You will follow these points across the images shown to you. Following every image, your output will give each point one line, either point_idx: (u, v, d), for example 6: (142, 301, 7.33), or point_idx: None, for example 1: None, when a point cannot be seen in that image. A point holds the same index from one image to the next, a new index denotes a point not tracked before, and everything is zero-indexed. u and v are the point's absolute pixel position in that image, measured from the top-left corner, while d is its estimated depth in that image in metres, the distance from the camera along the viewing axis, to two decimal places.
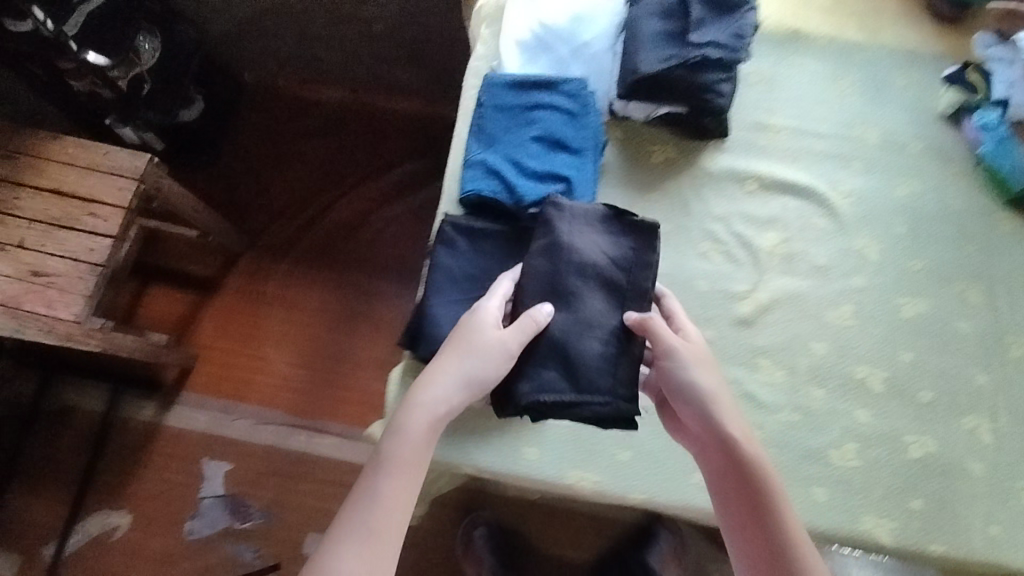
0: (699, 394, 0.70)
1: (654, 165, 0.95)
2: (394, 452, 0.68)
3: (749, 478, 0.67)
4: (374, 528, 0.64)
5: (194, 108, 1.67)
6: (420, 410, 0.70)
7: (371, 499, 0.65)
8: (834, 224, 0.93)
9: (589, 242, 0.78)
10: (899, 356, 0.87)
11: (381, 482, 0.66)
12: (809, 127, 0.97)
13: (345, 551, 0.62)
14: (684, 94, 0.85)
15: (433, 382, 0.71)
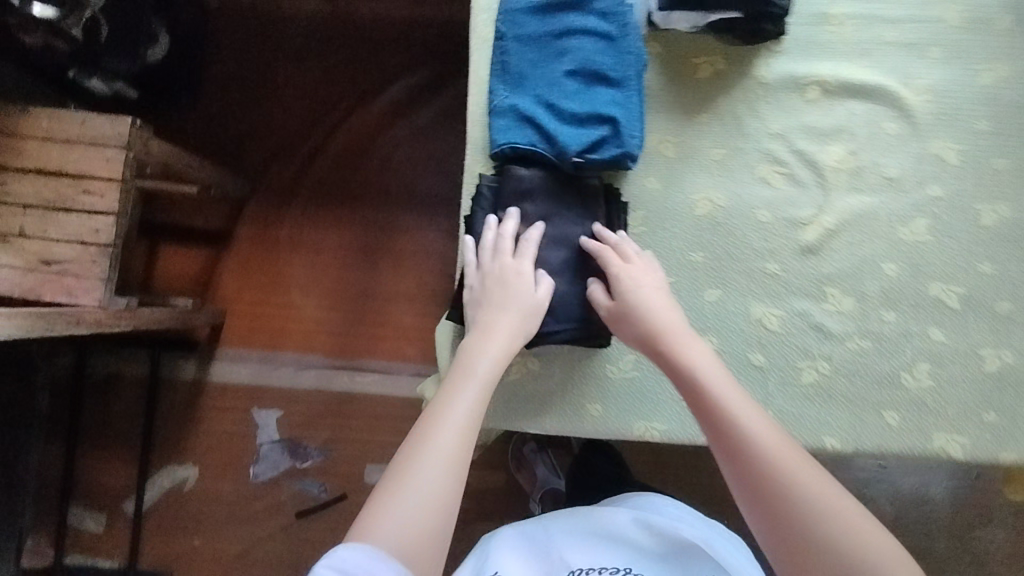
0: (630, 315, 0.71)
1: (700, 81, 0.84)
2: (486, 369, 0.66)
3: (697, 390, 0.64)
4: (470, 429, 0.61)
5: (160, 45, 1.47)
6: (499, 341, 0.69)
7: (467, 403, 0.63)
8: (907, 127, 0.83)
9: (544, 199, 0.75)
10: (976, 268, 0.80)
11: (475, 390, 0.64)
12: (876, 13, 0.84)
13: (449, 441, 0.59)
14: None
15: (504, 321, 0.70)
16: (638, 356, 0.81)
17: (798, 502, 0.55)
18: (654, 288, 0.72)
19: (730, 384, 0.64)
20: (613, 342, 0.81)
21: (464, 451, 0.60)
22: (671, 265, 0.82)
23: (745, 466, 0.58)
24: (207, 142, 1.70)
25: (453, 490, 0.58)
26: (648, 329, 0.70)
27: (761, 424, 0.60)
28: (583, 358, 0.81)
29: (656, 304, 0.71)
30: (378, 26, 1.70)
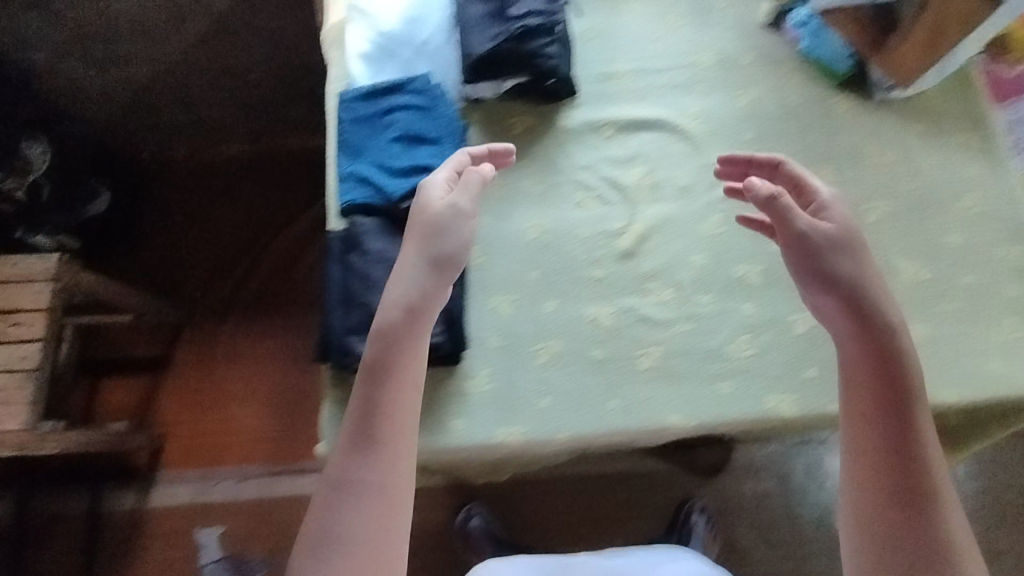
0: (845, 279, 0.74)
1: (516, 135, 1.01)
2: (375, 362, 0.73)
3: (907, 378, 0.70)
4: (383, 446, 0.70)
5: (100, 200, 1.64)
6: (391, 307, 0.74)
7: (368, 417, 0.71)
8: (689, 146, 0.99)
9: (383, 239, 0.87)
10: (770, 248, 0.93)
11: (378, 398, 0.72)
12: (647, 66, 1.04)
13: (360, 471, 0.69)
14: (518, 60, 0.92)
15: (410, 275, 0.76)
16: (492, 369, 0.90)
17: (941, 526, 0.65)
18: (871, 263, 0.75)
19: (921, 391, 0.71)
20: (468, 360, 0.90)
21: (383, 474, 0.69)
22: (512, 285, 0.94)
23: (918, 469, 0.67)
24: (146, 276, 1.83)
25: (374, 515, 0.68)
26: (869, 311, 0.73)
27: (931, 438, 0.69)
28: (443, 378, 0.89)
29: (879, 289, 0.73)
30: (297, 158, 1.93)
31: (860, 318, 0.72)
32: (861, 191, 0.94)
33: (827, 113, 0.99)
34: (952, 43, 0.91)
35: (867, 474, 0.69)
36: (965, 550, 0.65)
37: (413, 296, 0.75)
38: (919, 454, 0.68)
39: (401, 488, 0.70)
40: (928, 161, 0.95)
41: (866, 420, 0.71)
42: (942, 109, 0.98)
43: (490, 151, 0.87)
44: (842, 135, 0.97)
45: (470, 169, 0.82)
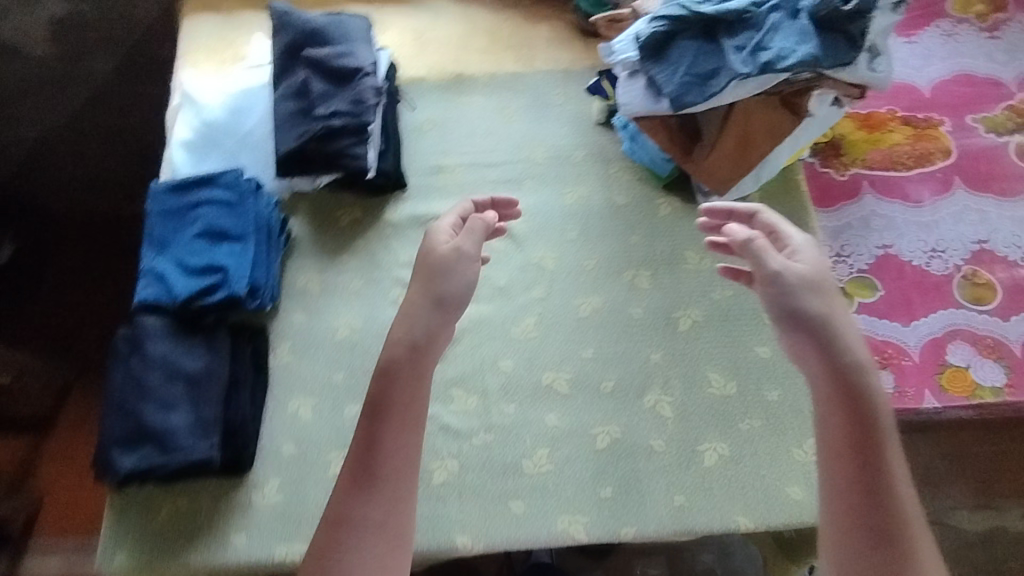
0: (814, 320, 0.71)
1: (341, 227, 1.00)
2: (379, 399, 0.69)
3: (871, 421, 0.66)
4: (388, 486, 0.66)
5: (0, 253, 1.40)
6: (395, 346, 0.71)
7: (371, 456, 0.67)
8: (511, 244, 0.98)
9: (166, 342, 0.83)
10: (581, 354, 0.90)
11: (382, 436, 0.68)
12: (480, 160, 1.04)
13: (362, 512, 0.64)
14: (322, 160, 0.90)
15: (414, 310, 0.73)
16: (282, 480, 0.84)
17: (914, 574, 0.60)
18: (840, 305, 0.72)
19: (896, 446, 0.66)
20: (258, 468, 0.85)
21: (387, 513, 0.65)
22: (314, 388, 0.89)
23: (886, 519, 0.62)
24: (61, 361, 1.48)
25: (378, 560, 0.63)
26: (836, 357, 0.69)
27: (908, 492, 0.64)
28: (229, 488, 0.84)
29: (847, 330, 0.69)
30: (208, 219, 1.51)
31: (830, 364, 0.69)
32: (674, 297, 0.93)
33: (650, 216, 0.99)
34: (760, 153, 0.92)
35: (834, 518, 0.64)
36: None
37: (419, 332, 0.71)
38: (887, 500, 0.63)
39: (403, 534, 0.65)
40: None
41: (830, 464, 0.66)
42: None
43: (494, 201, 0.85)
44: (663, 240, 0.98)
45: (475, 217, 0.79)
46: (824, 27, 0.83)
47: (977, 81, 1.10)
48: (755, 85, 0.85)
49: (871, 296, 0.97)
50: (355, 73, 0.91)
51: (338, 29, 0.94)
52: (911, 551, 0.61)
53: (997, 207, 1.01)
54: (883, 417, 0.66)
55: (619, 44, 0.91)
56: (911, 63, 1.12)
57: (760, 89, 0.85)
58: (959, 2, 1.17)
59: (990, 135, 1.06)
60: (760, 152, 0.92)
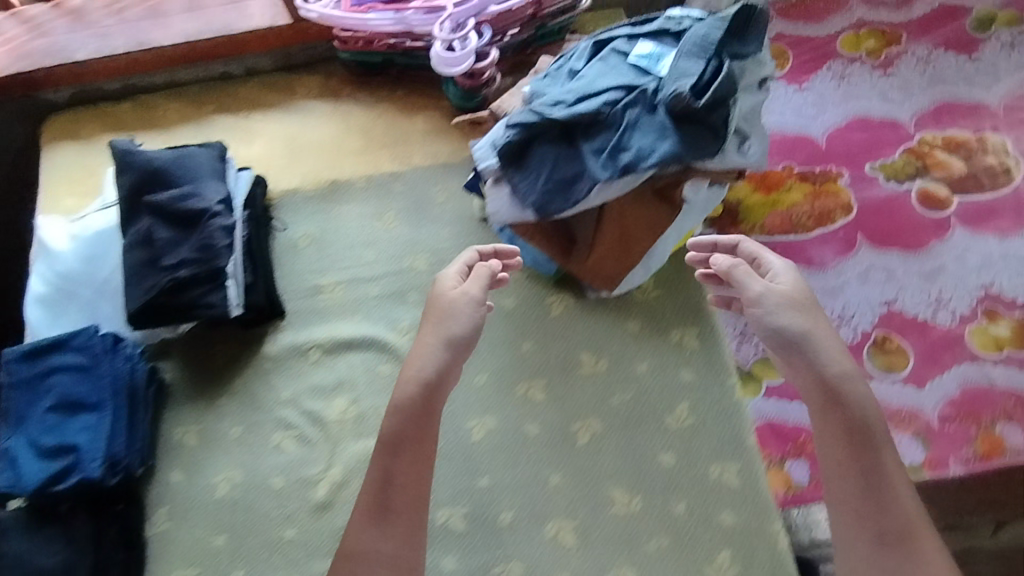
0: (796, 339, 0.72)
1: (218, 367, 0.94)
2: (398, 432, 0.72)
3: (862, 429, 0.69)
4: (404, 516, 0.70)
5: None
6: (410, 384, 0.73)
7: (387, 488, 0.71)
8: (398, 367, 0.93)
9: (23, 540, 0.79)
10: (476, 485, 0.85)
11: (395, 471, 0.72)
12: (360, 275, 0.98)
13: (375, 544, 0.69)
14: (176, 312, 0.84)
15: (422, 349, 0.75)
16: None
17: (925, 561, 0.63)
18: (822, 321, 0.73)
19: (892, 450, 0.69)
20: None
21: (399, 546, 0.69)
22: (195, 557, 0.84)
23: (890, 517, 0.66)
24: None
25: None
26: (822, 372, 0.71)
27: (908, 486, 0.68)
28: None
29: (826, 345, 0.72)
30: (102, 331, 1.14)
31: (819, 385, 0.71)
32: (571, 408, 0.89)
33: (543, 318, 0.94)
34: (643, 245, 0.87)
35: (841, 522, 0.68)
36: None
37: (429, 370, 0.74)
38: (888, 502, 0.66)
39: (414, 558, 0.69)
40: (641, 368, 0.90)
41: (831, 475, 0.70)
42: (658, 303, 0.93)
43: (496, 251, 0.83)
44: (556, 344, 0.92)
45: (480, 265, 0.80)
46: (685, 117, 0.77)
47: (873, 124, 1.06)
48: (624, 184, 0.79)
49: (779, 377, 0.92)
50: (200, 214, 0.84)
51: (183, 166, 0.87)
52: (918, 543, 0.64)
53: (902, 262, 0.96)
54: (875, 422, 0.69)
55: (480, 151, 0.84)
56: (804, 113, 1.07)
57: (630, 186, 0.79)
58: (849, 40, 1.12)
59: (890, 183, 1.01)
60: (641, 246, 0.87)
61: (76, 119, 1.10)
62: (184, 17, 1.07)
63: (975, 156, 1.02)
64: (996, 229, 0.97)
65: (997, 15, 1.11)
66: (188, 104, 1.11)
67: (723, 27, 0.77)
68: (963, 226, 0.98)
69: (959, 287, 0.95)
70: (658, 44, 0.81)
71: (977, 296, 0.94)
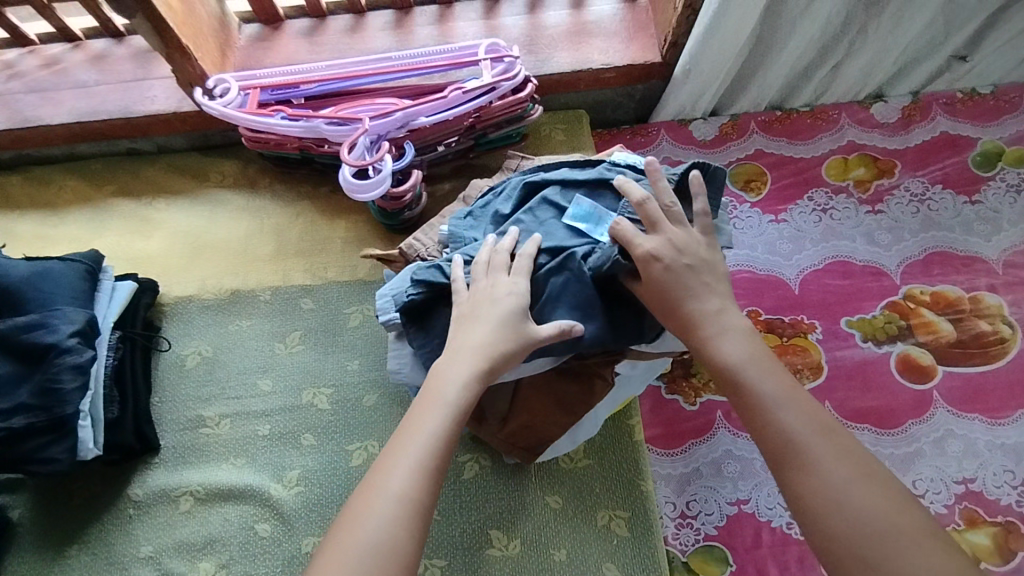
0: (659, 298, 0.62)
1: (73, 508, 0.81)
2: (461, 402, 0.60)
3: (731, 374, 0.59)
4: (437, 474, 0.57)
5: None
6: (472, 359, 0.61)
7: (431, 443, 0.58)
8: (279, 527, 0.79)
9: None
10: None
11: (441, 422, 0.59)
12: (251, 408, 0.85)
13: (399, 480, 0.55)
14: (8, 464, 0.71)
15: (479, 334, 0.62)
16: None
17: (817, 479, 0.53)
18: (688, 265, 0.63)
19: (767, 380, 0.58)
20: None
21: (422, 498, 0.55)
22: None
23: (783, 445, 0.55)
24: None
25: (402, 541, 0.53)
26: (687, 323, 0.62)
27: (792, 408, 0.57)
28: None
29: (690, 288, 0.62)
30: None
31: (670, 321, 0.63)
32: None
33: (451, 481, 0.81)
34: (561, 425, 0.74)
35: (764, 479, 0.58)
36: (893, 545, 0.49)
37: (491, 360, 0.61)
38: (776, 434, 0.56)
39: (429, 512, 0.56)
40: (559, 556, 0.76)
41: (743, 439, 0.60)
42: (586, 476, 0.81)
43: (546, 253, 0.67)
44: (464, 515, 0.79)
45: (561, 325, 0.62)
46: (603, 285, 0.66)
47: (854, 271, 0.94)
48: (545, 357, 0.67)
49: (720, 575, 0.78)
50: (46, 352, 0.72)
51: (40, 285, 0.75)
52: (813, 464, 0.54)
53: (874, 443, 0.84)
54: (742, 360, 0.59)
55: (380, 302, 0.72)
56: (779, 249, 0.95)
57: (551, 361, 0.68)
58: (836, 165, 1.00)
59: (868, 344, 0.89)
60: (557, 426, 0.74)
61: None
62: (83, 88, 0.95)
63: (966, 320, 0.89)
64: (985, 413, 0.85)
65: (1005, 152, 0.99)
66: (85, 182, 0.98)
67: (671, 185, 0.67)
68: (947, 405, 0.85)
69: (937, 480, 0.82)
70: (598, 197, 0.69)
71: (956, 494, 0.81)
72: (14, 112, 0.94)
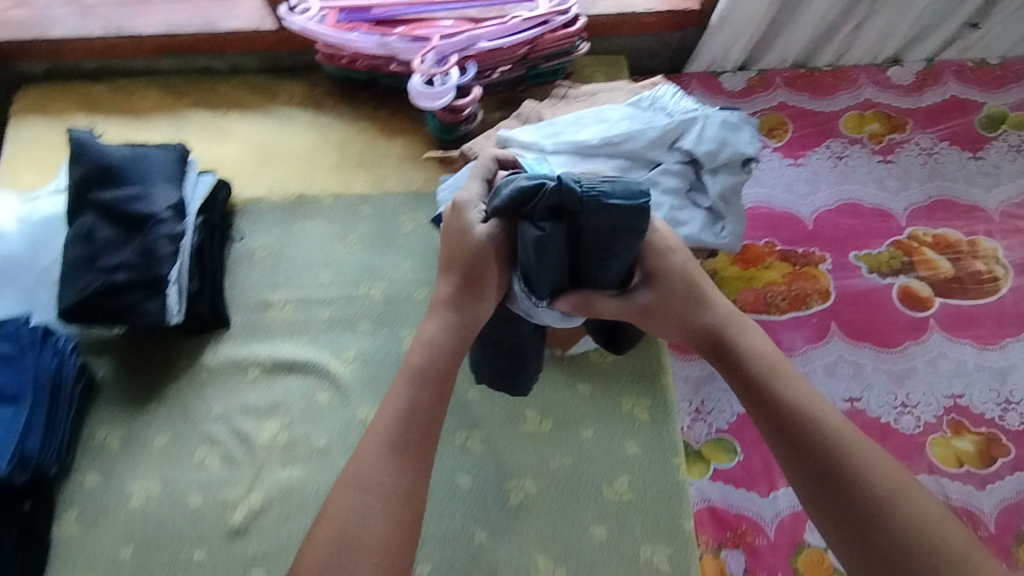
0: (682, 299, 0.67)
1: (152, 372, 0.90)
2: (436, 367, 0.62)
3: (752, 372, 0.64)
4: (416, 451, 0.59)
5: None
6: (446, 318, 0.65)
7: (407, 421, 0.60)
8: (336, 397, 0.88)
9: None
10: None
11: (415, 402, 0.60)
12: (313, 295, 0.94)
13: (378, 463, 0.57)
14: (107, 316, 0.80)
15: (448, 278, 0.66)
16: None
17: (845, 464, 0.57)
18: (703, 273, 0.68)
19: (788, 379, 0.63)
20: None
21: (405, 476, 0.58)
22: (96, 567, 0.80)
23: (807, 439, 0.59)
24: None
25: (387, 519, 0.56)
26: (705, 326, 0.67)
27: (812, 401, 0.61)
28: None
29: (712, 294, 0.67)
30: None
31: (700, 336, 0.67)
32: (510, 464, 0.85)
33: None
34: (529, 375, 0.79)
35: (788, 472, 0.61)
36: (916, 524, 0.54)
37: (465, 316, 0.65)
38: (799, 425, 0.60)
39: (412, 488, 0.58)
40: (587, 434, 0.87)
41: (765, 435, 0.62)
42: (615, 367, 0.91)
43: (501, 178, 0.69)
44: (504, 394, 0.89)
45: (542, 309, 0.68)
46: (616, 231, 0.60)
47: (864, 212, 1.03)
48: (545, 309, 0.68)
49: (728, 461, 0.87)
50: (145, 220, 0.81)
51: (137, 166, 0.84)
52: (839, 455, 0.58)
53: (873, 359, 0.93)
54: (762, 362, 0.64)
55: (442, 193, 0.83)
56: (796, 190, 1.04)
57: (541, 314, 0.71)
58: (852, 120, 1.09)
59: (873, 276, 0.98)
60: (529, 376, 0.78)
61: (49, 91, 1.07)
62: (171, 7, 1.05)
63: (964, 260, 0.98)
64: (975, 339, 0.94)
65: (1009, 116, 1.08)
66: (165, 92, 1.07)
67: (710, 136, 0.78)
68: (941, 331, 0.94)
69: (929, 394, 0.91)
70: (640, 135, 0.78)
71: (945, 406, 0.90)
72: (108, 24, 1.04)
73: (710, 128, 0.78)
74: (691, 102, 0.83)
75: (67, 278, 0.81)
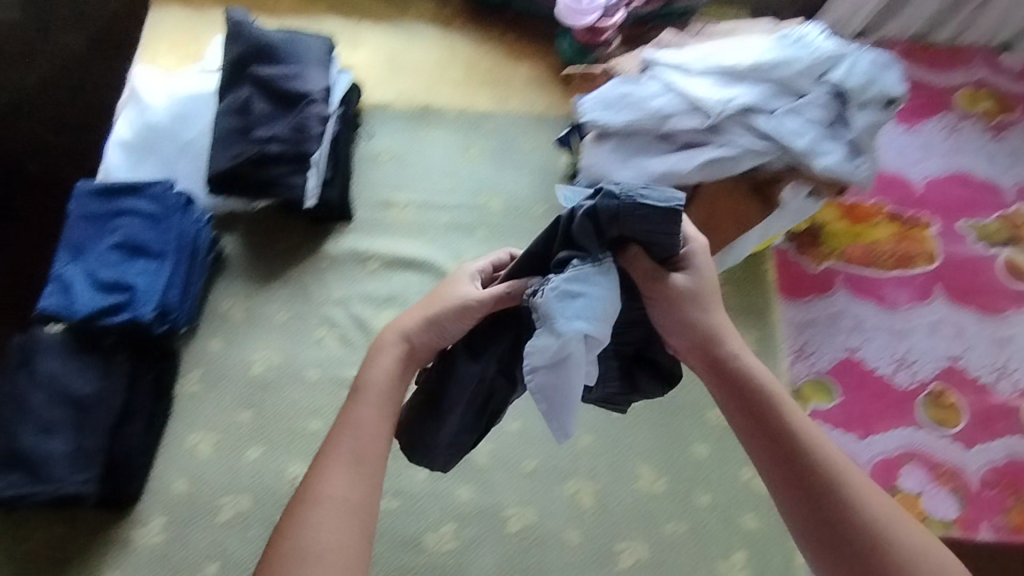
0: (683, 304, 0.56)
1: (276, 253, 0.93)
2: (387, 385, 0.56)
3: (754, 397, 0.54)
4: (371, 467, 0.53)
5: None
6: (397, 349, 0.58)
7: (357, 437, 0.53)
8: None
9: (60, 362, 0.77)
10: (505, 426, 0.85)
11: (362, 418, 0.54)
12: (434, 200, 0.97)
13: (329, 482, 0.51)
14: (255, 186, 0.84)
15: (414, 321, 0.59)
16: (168, 519, 0.78)
17: (852, 511, 0.50)
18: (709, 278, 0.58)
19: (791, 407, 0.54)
20: (144, 500, 0.79)
21: (363, 493, 0.51)
22: (217, 424, 0.83)
23: (814, 482, 0.51)
24: None
25: (345, 539, 0.49)
26: (703, 337, 0.56)
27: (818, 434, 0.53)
28: (109, 521, 0.78)
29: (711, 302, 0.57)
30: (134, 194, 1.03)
31: (697, 349, 0.56)
32: None
33: None
34: (437, 447, 0.65)
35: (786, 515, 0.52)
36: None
37: (417, 351, 0.58)
38: (804, 465, 0.51)
39: (373, 506, 0.51)
40: None
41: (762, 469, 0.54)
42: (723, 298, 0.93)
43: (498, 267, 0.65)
44: None
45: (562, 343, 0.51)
46: (649, 234, 0.55)
47: (973, 183, 1.04)
48: (610, 293, 0.53)
49: (828, 402, 0.89)
50: (300, 99, 0.85)
51: (293, 49, 0.88)
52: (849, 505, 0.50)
53: (974, 322, 0.95)
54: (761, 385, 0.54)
55: (586, 104, 0.83)
56: (908, 155, 1.06)
57: (599, 341, 0.51)
58: (966, 96, 1.10)
59: (979, 244, 1.00)
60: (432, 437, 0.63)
61: None
62: None
63: None
64: None
65: None
66: None
67: (859, 73, 0.79)
68: None
69: None
70: (790, 64, 0.79)
71: None
72: None
73: (857, 65, 0.80)
74: (832, 39, 0.84)
75: (219, 145, 0.84)
